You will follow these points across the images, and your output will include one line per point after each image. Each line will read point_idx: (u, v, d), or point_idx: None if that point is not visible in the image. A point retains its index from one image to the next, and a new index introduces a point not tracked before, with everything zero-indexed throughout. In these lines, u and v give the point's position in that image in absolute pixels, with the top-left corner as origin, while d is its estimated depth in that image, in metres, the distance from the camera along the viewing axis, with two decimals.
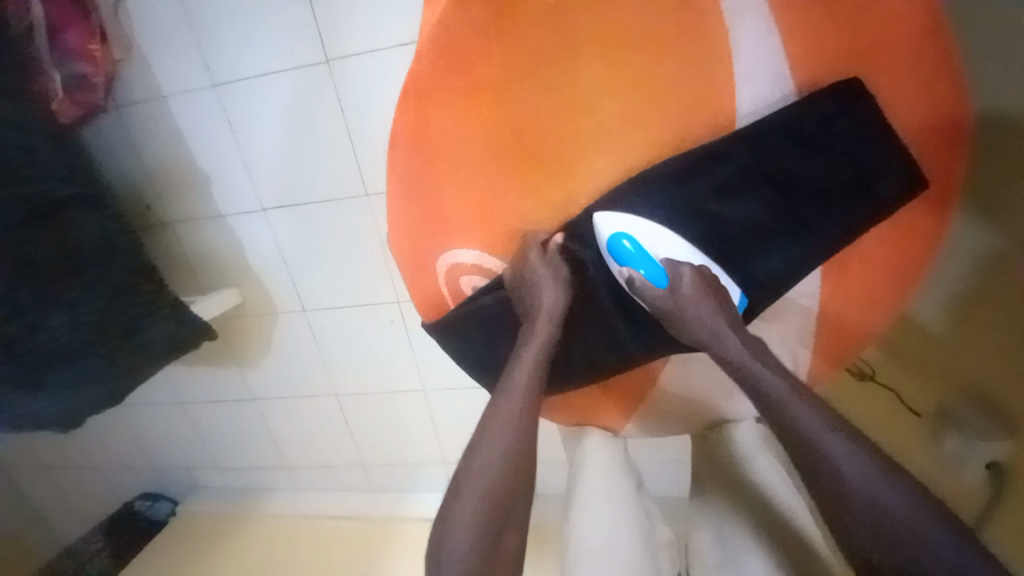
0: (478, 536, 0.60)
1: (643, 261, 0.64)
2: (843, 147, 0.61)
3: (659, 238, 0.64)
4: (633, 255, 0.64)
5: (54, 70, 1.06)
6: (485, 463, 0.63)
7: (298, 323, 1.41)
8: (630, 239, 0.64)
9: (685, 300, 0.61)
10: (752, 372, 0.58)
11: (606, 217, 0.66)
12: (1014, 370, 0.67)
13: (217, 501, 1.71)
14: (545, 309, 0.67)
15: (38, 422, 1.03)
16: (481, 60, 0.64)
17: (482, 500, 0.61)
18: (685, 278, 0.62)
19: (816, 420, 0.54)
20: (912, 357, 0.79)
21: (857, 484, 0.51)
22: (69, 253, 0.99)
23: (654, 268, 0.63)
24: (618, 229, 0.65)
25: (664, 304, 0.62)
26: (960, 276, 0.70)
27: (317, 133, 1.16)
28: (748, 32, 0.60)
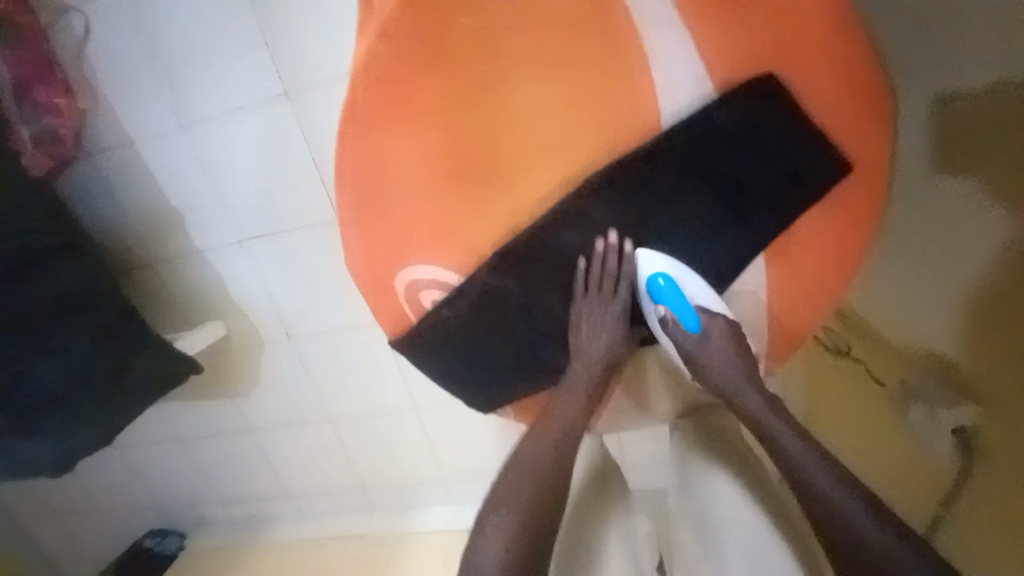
0: (512, 555, 0.67)
1: (678, 306, 0.73)
2: (765, 143, 0.65)
3: (694, 281, 0.73)
4: (668, 294, 0.72)
5: (22, 125, 1.10)
6: (524, 477, 0.73)
7: (286, 352, 1.43)
8: (665, 277, 0.72)
9: (716, 349, 0.74)
10: (764, 421, 0.71)
11: (647, 254, 0.72)
12: (974, 333, 0.74)
13: (223, 533, 1.72)
14: (611, 317, 0.76)
15: (33, 468, 1.08)
16: (416, 85, 0.66)
17: (519, 519, 0.70)
18: (717, 328, 0.74)
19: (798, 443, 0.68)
20: (877, 334, 0.88)
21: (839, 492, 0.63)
22: (53, 304, 1.01)
23: (689, 316, 0.74)
24: (658, 270, 0.72)
25: (694, 350, 0.75)
26: (923, 260, 0.82)
27: (284, 165, 1.19)
28: (663, 37, 0.63)
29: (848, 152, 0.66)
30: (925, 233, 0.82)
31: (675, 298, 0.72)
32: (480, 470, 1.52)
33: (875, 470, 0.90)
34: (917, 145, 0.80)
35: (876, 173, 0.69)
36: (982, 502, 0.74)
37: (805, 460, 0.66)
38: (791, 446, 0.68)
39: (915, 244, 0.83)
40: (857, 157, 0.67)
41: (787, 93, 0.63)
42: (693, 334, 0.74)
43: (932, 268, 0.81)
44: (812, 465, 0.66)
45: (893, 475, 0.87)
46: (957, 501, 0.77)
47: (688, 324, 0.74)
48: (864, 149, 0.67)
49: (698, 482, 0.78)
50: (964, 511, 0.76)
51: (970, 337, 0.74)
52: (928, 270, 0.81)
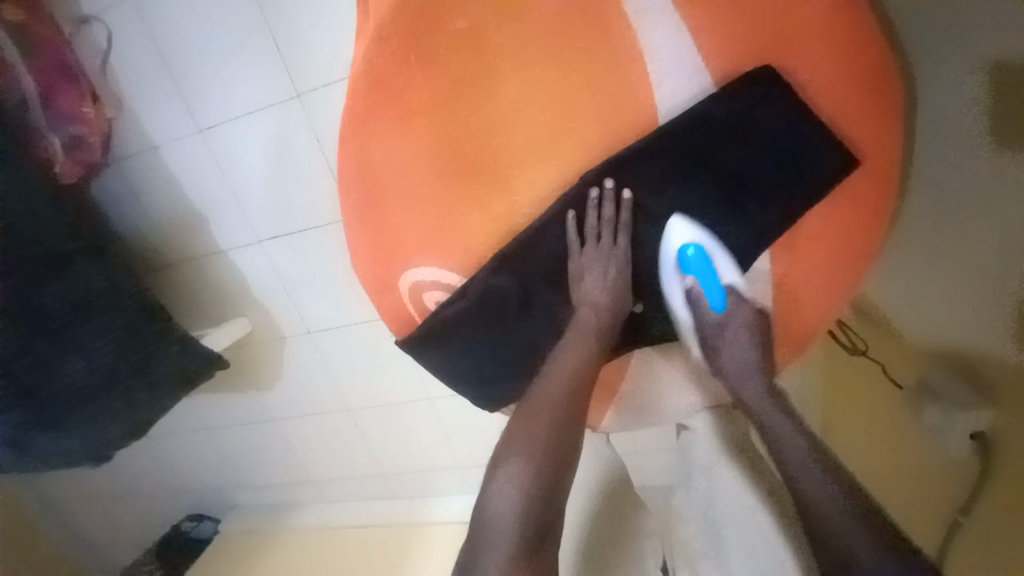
0: (524, 511, 0.67)
1: (707, 281, 0.70)
2: (768, 134, 0.63)
3: (727, 261, 0.68)
4: (698, 266, 0.68)
5: (50, 134, 1.15)
6: (534, 434, 0.71)
7: (305, 345, 1.48)
8: (697, 249, 0.68)
9: (734, 329, 0.73)
10: (765, 417, 0.74)
11: (680, 223, 0.67)
12: (988, 328, 0.69)
13: (252, 518, 1.81)
14: (613, 266, 0.73)
15: (69, 457, 1.17)
16: (409, 87, 0.67)
17: (531, 472, 0.69)
18: (740, 311, 0.72)
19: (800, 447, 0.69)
20: (898, 328, 0.86)
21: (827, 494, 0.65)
22: (79, 304, 1.08)
23: (715, 292, 0.71)
24: (692, 241, 0.68)
25: (713, 327, 0.74)
26: (943, 250, 0.76)
27: (295, 164, 1.22)
28: (657, 30, 0.61)
29: (857, 140, 0.63)
30: (937, 223, 0.77)
31: (704, 272, 0.69)
32: None
33: (901, 467, 0.88)
34: (939, 126, 0.74)
35: (885, 164, 0.66)
36: (1001, 510, 0.68)
37: (802, 470, 0.68)
38: (790, 447, 0.70)
39: (935, 235, 0.77)
40: (868, 146, 0.63)
41: (787, 82, 0.61)
42: (716, 312, 0.73)
43: (949, 259, 0.75)
44: (807, 472, 0.67)
45: (915, 474, 0.84)
46: (976, 506, 0.72)
47: (713, 301, 0.73)
48: (875, 136, 0.63)
49: (702, 479, 0.78)
50: (984, 518, 0.72)
51: (985, 333, 0.69)
52: (947, 261, 0.75)
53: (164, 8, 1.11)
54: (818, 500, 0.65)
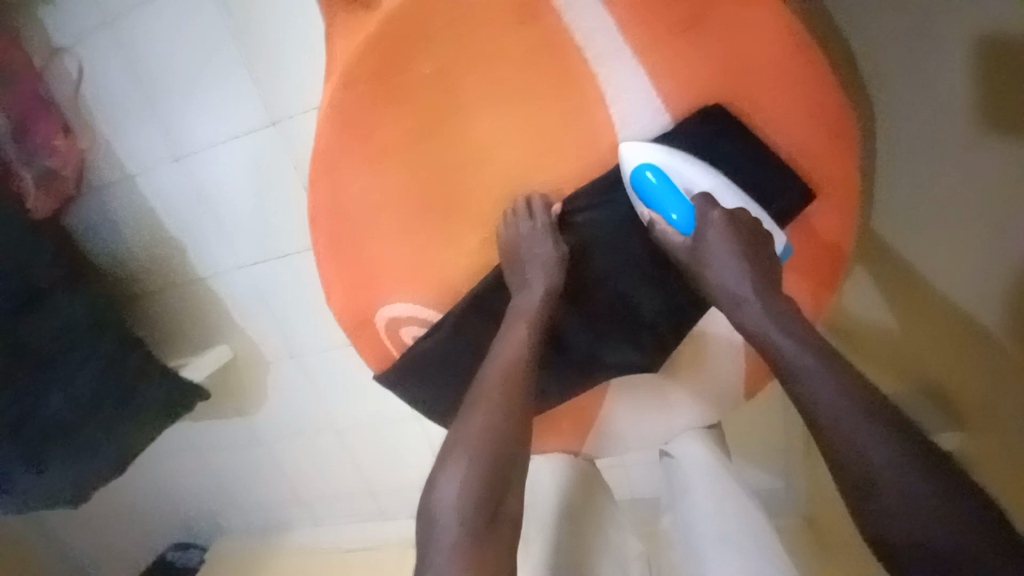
0: (468, 499, 0.59)
1: (668, 201, 0.64)
2: (728, 169, 0.65)
3: (689, 173, 0.64)
4: (657, 188, 0.64)
5: (24, 167, 1.13)
6: (480, 423, 0.63)
7: (290, 369, 1.47)
8: (655, 171, 0.63)
9: (712, 245, 0.63)
10: (803, 381, 0.57)
11: (634, 146, 0.64)
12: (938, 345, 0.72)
13: (242, 542, 1.79)
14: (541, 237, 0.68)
15: (49, 495, 1.15)
16: (378, 130, 0.67)
17: (468, 464, 0.61)
18: (714, 225, 0.63)
19: (847, 405, 0.54)
20: (862, 336, 0.85)
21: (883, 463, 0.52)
22: (60, 340, 1.07)
23: (682, 209, 0.65)
24: (648, 159, 0.63)
25: (688, 254, 0.65)
26: (922, 257, 0.74)
27: (273, 191, 1.21)
28: (619, 73, 0.62)
29: (816, 174, 0.64)
30: (912, 232, 0.75)
31: (654, 190, 0.64)
32: None
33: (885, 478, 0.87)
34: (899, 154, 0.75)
35: (848, 195, 0.66)
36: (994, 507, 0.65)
37: (858, 439, 0.53)
38: (825, 399, 0.55)
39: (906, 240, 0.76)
40: (825, 181, 0.65)
41: (740, 124, 0.63)
42: (684, 235, 0.66)
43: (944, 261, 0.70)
44: (865, 444, 0.53)
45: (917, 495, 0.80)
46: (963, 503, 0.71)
47: (678, 223, 0.65)
48: (833, 172, 0.64)
49: (682, 498, 0.78)
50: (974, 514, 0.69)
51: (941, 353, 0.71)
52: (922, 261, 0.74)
53: (135, 40, 1.11)
54: (879, 472, 0.52)
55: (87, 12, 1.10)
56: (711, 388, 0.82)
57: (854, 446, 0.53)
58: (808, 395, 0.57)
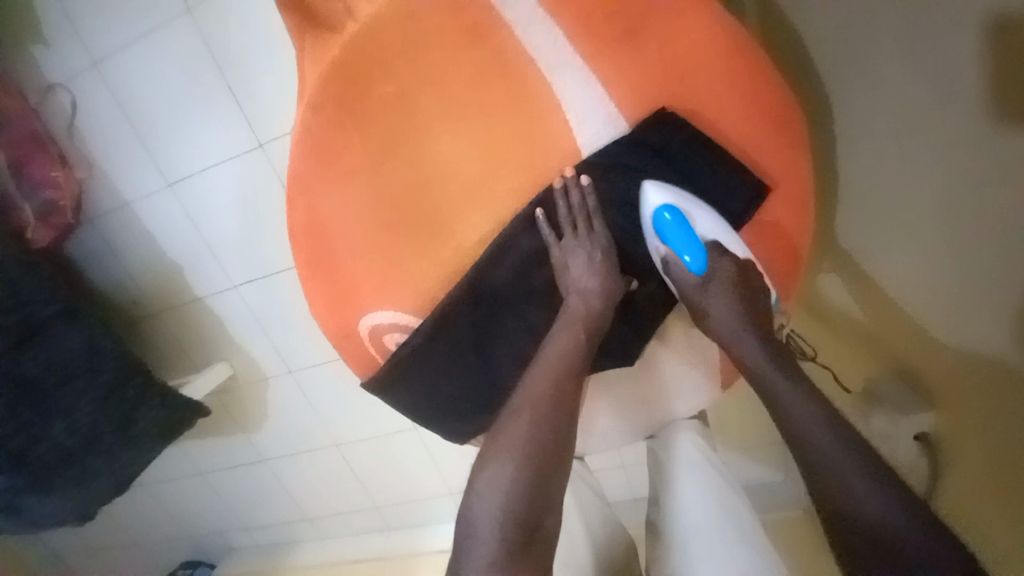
0: (509, 512, 0.60)
1: (684, 244, 0.67)
2: (678, 169, 0.67)
3: (704, 219, 0.67)
4: (674, 228, 0.66)
5: (23, 201, 1.17)
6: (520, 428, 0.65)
7: (288, 384, 1.49)
8: (673, 212, 0.66)
9: (717, 288, 0.67)
10: (776, 393, 0.63)
11: (655, 189, 0.67)
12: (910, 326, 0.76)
13: (250, 560, 1.80)
14: (590, 246, 0.71)
15: (56, 518, 1.19)
16: (345, 149, 0.70)
17: (514, 472, 0.62)
18: (722, 267, 0.67)
19: (820, 420, 0.59)
20: (831, 322, 0.87)
21: (862, 483, 0.56)
22: (59, 368, 1.10)
23: (696, 253, 0.67)
24: (667, 202, 0.67)
25: (692, 291, 0.69)
26: (899, 239, 0.76)
27: (262, 210, 1.25)
28: (569, 83, 0.65)
29: (767, 170, 0.65)
30: (872, 219, 0.79)
31: (671, 231, 0.67)
32: None
33: None
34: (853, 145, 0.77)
35: (800, 190, 0.68)
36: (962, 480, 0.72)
37: (835, 459, 0.57)
38: (801, 410, 0.60)
39: (876, 244, 0.79)
40: (776, 177, 0.66)
41: (687, 124, 0.64)
42: (694, 276, 0.68)
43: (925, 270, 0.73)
44: (844, 464, 0.57)
45: None
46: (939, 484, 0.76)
47: (692, 265, 0.68)
48: (781, 167, 0.65)
49: (665, 491, 0.78)
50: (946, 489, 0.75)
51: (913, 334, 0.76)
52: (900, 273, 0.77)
53: (124, 74, 1.16)
54: (848, 485, 0.56)
55: (78, 51, 1.15)
56: (687, 379, 0.84)
57: (832, 465, 0.57)
58: (782, 408, 0.62)
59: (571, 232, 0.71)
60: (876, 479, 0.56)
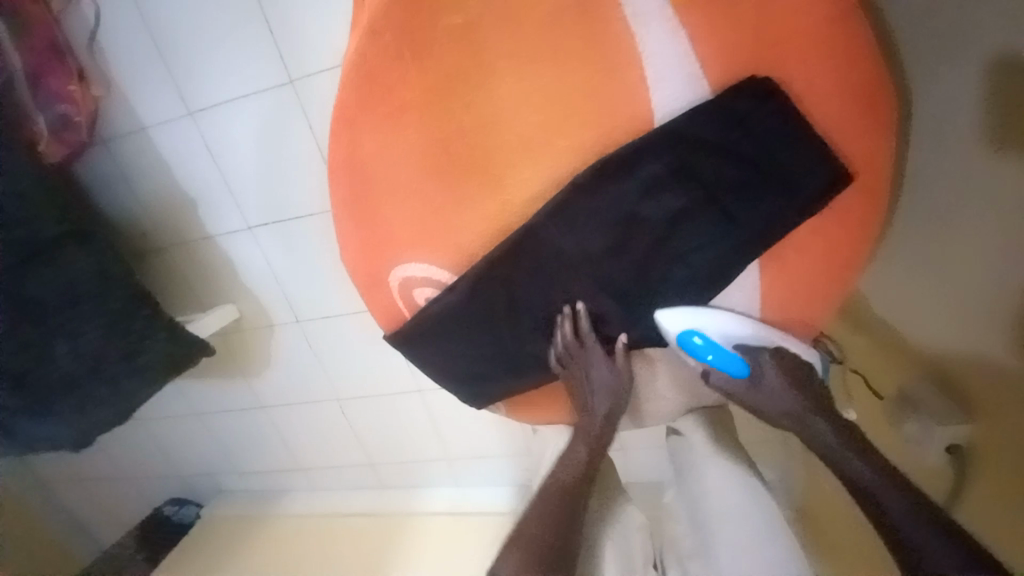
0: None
1: (721, 358, 0.68)
2: (758, 145, 0.60)
3: (730, 326, 0.68)
4: (705, 349, 0.67)
5: (38, 113, 1.11)
6: (539, 511, 0.71)
7: (294, 334, 1.47)
8: (701, 334, 0.67)
9: (771, 386, 0.68)
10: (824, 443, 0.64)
11: (668, 312, 0.68)
12: (956, 320, 0.71)
13: (240, 503, 1.82)
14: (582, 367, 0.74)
15: (53, 442, 1.17)
16: (401, 83, 0.66)
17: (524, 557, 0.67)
18: (766, 368, 0.69)
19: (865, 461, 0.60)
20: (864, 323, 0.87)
21: (902, 516, 0.55)
22: (68, 291, 1.07)
23: (734, 362, 0.68)
24: (686, 325, 0.67)
25: (746, 392, 0.70)
26: (951, 236, 0.72)
27: (287, 150, 1.20)
28: (655, 35, 0.60)
29: (848, 154, 0.61)
30: (933, 217, 0.74)
31: (698, 350, 0.68)
32: (484, 453, 1.55)
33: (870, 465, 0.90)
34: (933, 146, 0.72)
35: (877, 178, 0.63)
36: (996, 492, 0.67)
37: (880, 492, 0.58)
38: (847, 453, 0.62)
39: (924, 245, 0.76)
40: (856, 162, 0.62)
41: (778, 93, 0.58)
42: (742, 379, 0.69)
43: (953, 278, 0.71)
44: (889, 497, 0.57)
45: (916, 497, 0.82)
46: (969, 492, 0.71)
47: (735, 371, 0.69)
48: (863, 151, 0.61)
49: (692, 479, 0.77)
50: (976, 501, 0.70)
51: (958, 330, 0.71)
52: (933, 279, 0.75)
53: None
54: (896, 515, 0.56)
55: None
56: None
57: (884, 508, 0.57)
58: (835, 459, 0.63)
59: (608, 223, 0.67)
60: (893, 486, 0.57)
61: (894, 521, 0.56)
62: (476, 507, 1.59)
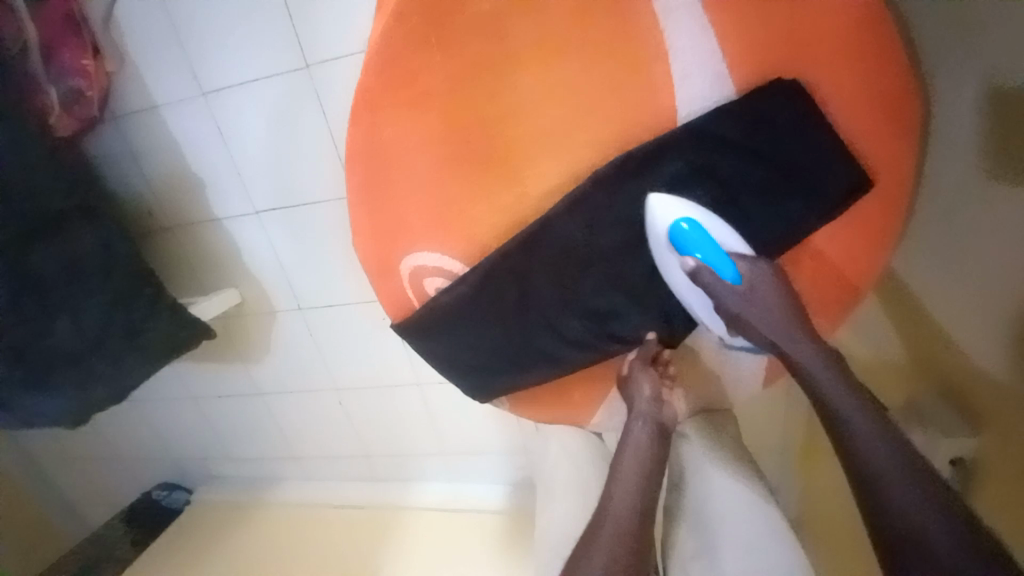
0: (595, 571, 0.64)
1: (711, 253, 0.63)
2: (781, 148, 0.60)
3: (724, 228, 0.63)
4: (696, 240, 0.63)
5: (49, 86, 1.10)
6: (622, 504, 0.68)
7: (295, 321, 1.46)
8: (691, 222, 0.62)
9: (764, 299, 0.63)
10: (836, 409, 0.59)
11: (660, 199, 0.64)
12: (963, 316, 0.69)
13: (231, 490, 1.81)
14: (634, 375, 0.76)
15: (49, 420, 1.15)
16: (424, 68, 0.66)
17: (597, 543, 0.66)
18: (756, 272, 0.63)
19: (876, 441, 0.56)
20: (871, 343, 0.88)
21: (909, 503, 0.52)
22: (72, 267, 1.06)
23: (726, 265, 0.63)
24: (678, 213, 0.63)
25: (739, 305, 0.64)
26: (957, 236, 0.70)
27: (299, 135, 1.19)
28: (683, 31, 0.60)
29: (870, 161, 0.61)
30: (943, 218, 0.72)
31: (691, 242, 0.63)
32: (481, 449, 1.55)
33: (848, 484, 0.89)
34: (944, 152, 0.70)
35: (897, 186, 0.64)
36: (1003, 506, 0.67)
37: (886, 480, 0.54)
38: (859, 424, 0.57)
39: (934, 244, 0.74)
40: (878, 170, 0.62)
41: (804, 96, 0.58)
42: (734, 286, 0.63)
43: (955, 278, 0.70)
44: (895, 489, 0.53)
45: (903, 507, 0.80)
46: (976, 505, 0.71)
47: (725, 274, 0.63)
48: (885, 159, 0.62)
49: (693, 483, 0.76)
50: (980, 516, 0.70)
51: (965, 327, 0.68)
52: (936, 285, 0.74)
53: None
54: (905, 509, 0.52)
55: None
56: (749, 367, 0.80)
57: (890, 498, 0.53)
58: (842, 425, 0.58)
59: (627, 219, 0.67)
60: (901, 459, 0.54)
61: (899, 514, 0.52)
62: (469, 504, 1.58)
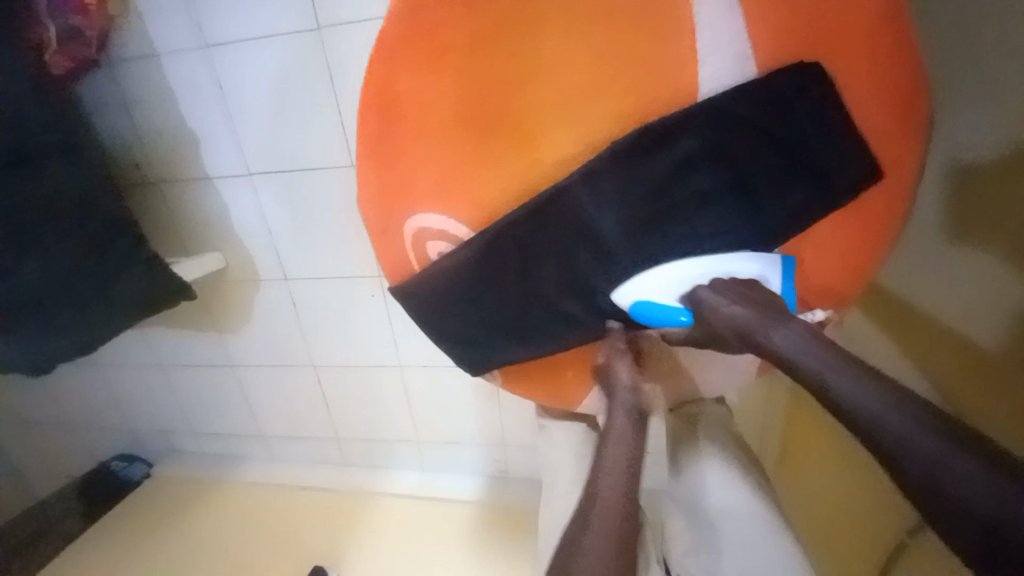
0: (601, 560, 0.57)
1: (666, 312, 0.68)
2: (796, 132, 0.62)
3: (680, 274, 0.68)
4: (655, 313, 0.69)
5: (49, 20, 0.99)
6: (610, 491, 0.63)
7: (279, 293, 1.42)
8: (647, 300, 0.69)
9: (724, 306, 0.63)
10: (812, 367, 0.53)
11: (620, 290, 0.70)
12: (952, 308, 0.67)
13: (193, 465, 1.73)
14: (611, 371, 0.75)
15: (8, 364, 1.09)
16: (449, 23, 0.65)
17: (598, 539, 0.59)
18: (701, 296, 0.66)
19: (855, 380, 0.50)
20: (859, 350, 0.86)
21: (904, 427, 0.46)
22: (47, 204, 1.01)
23: (679, 310, 0.68)
24: (635, 295, 0.70)
25: (707, 331, 0.65)
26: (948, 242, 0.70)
27: (302, 98, 1.16)
28: (710, 8, 0.61)
29: (879, 153, 0.63)
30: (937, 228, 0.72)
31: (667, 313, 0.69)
32: (458, 439, 1.52)
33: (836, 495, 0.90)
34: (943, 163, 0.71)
35: (901, 182, 0.66)
36: None
37: (876, 414, 0.47)
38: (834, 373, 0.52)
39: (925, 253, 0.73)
40: (885, 163, 0.64)
41: (822, 82, 0.60)
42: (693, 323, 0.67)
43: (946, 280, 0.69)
44: (888, 421, 0.47)
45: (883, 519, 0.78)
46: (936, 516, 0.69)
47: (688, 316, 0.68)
48: (893, 153, 0.64)
49: (689, 479, 0.78)
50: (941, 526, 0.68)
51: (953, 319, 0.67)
52: (926, 291, 0.73)
53: None
54: (897, 434, 0.46)
55: None
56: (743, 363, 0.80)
57: (878, 425, 0.47)
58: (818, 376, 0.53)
59: (639, 194, 0.66)
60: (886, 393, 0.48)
61: (891, 443, 0.46)
62: (443, 494, 1.55)
